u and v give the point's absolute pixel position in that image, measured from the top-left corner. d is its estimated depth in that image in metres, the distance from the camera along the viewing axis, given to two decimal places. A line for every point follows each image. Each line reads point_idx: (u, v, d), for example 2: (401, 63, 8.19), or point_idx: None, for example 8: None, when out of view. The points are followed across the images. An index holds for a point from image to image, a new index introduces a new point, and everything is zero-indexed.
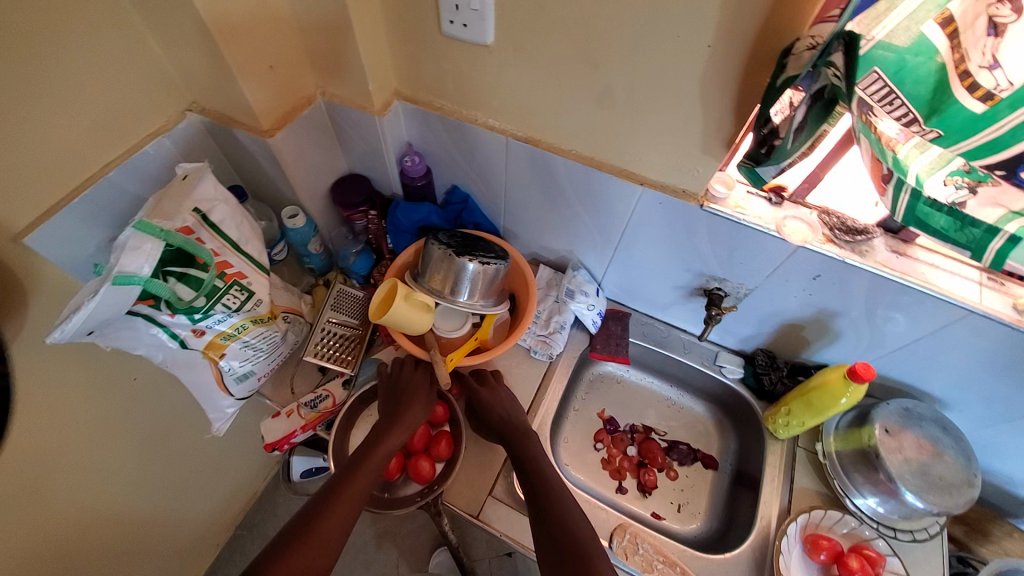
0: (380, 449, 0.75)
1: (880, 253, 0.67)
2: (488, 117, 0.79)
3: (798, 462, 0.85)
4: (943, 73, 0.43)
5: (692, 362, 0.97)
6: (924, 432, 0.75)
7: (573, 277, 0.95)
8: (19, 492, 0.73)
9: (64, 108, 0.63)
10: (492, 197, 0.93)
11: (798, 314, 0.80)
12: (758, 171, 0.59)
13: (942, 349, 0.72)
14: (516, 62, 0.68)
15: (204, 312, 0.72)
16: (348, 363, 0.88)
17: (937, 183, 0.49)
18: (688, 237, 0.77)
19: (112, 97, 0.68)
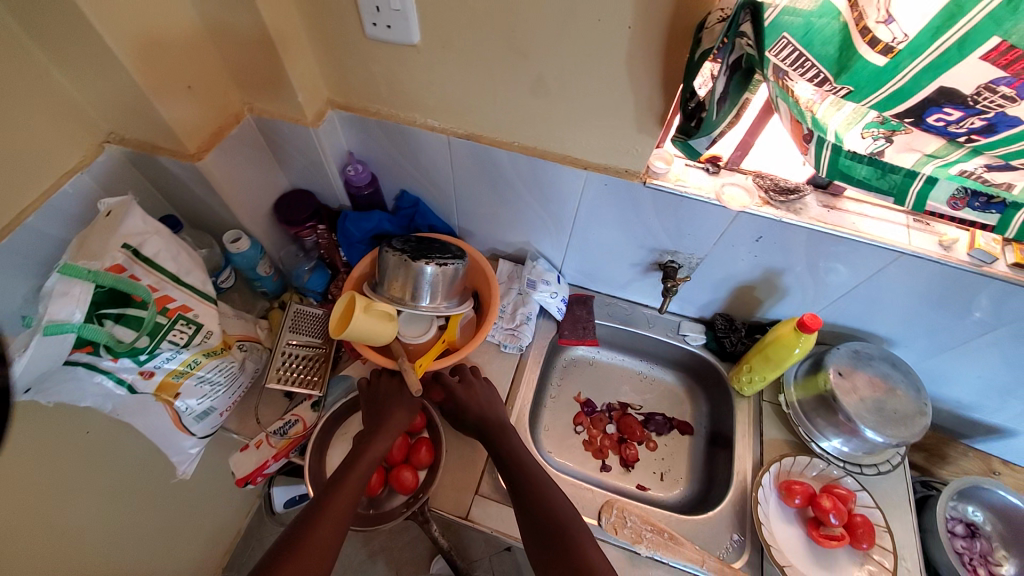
0: (365, 462, 0.73)
1: (814, 209, 0.71)
2: (427, 118, 0.78)
3: (765, 415, 0.89)
4: (846, 32, 0.44)
5: (658, 335, 1.00)
6: (874, 370, 0.81)
7: (533, 267, 0.95)
8: None
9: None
10: (442, 197, 0.92)
11: (747, 277, 0.84)
12: (691, 144, 0.61)
13: (879, 291, 0.78)
14: (446, 59, 0.67)
15: (150, 352, 0.68)
16: (314, 384, 0.86)
17: (855, 136, 0.54)
18: (637, 214, 0.79)
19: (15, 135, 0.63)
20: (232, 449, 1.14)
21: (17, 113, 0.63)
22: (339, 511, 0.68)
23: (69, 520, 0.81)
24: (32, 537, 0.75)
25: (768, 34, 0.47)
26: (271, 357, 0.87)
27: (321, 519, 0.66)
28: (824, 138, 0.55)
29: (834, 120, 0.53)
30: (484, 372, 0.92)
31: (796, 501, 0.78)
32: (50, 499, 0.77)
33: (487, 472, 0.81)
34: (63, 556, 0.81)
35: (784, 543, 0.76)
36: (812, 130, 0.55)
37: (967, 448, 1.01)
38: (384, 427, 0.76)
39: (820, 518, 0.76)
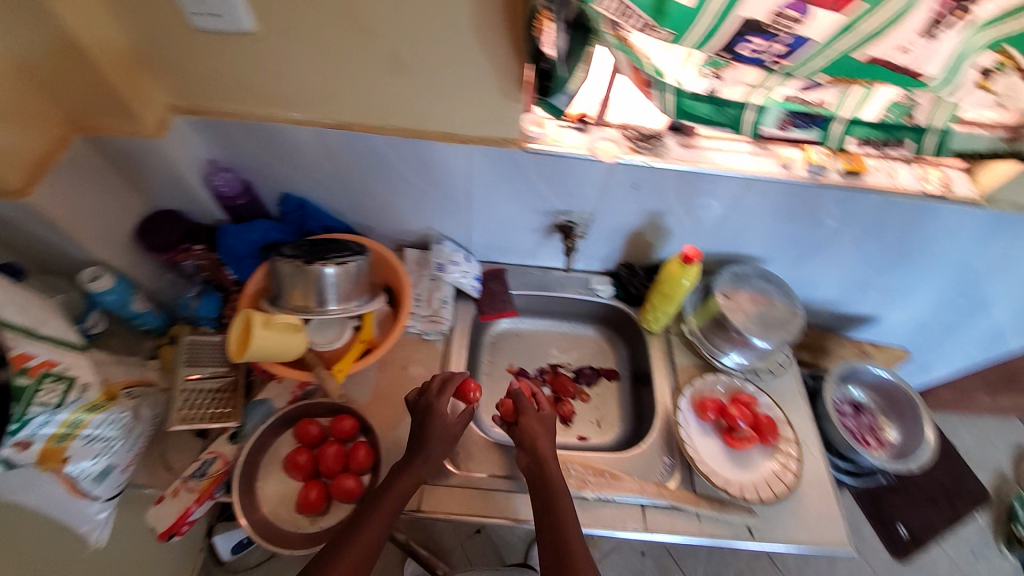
0: (391, 495, 0.70)
1: (675, 150, 0.78)
2: (289, 112, 0.74)
3: (676, 346, 0.97)
4: None
5: (572, 294, 1.04)
6: (753, 287, 0.92)
7: (439, 250, 0.95)
8: None
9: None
10: (329, 194, 0.88)
11: (635, 223, 0.90)
12: (554, 103, 0.65)
13: (745, 215, 0.87)
14: (291, 45, 0.64)
15: (17, 420, 0.60)
16: (229, 416, 0.81)
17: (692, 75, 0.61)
18: (524, 180, 0.82)
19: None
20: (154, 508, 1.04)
21: None
22: (357, 553, 0.65)
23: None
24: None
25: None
26: (171, 398, 0.80)
27: (339, 560, 0.64)
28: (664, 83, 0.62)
29: (668, 67, 0.60)
30: (409, 363, 0.91)
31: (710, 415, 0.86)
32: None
33: (430, 461, 0.81)
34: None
35: (707, 455, 0.84)
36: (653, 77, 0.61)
37: (843, 338, 1.18)
38: (418, 458, 0.72)
39: (731, 423, 0.85)
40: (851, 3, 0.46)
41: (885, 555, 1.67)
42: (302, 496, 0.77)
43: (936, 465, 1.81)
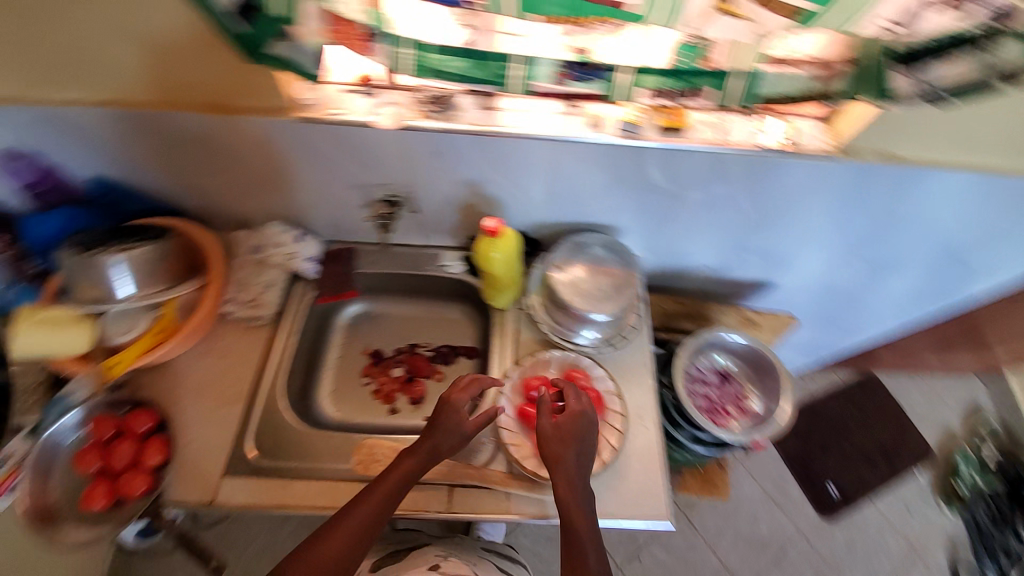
0: (394, 480, 0.69)
1: (470, 112, 0.71)
2: (62, 90, 0.72)
3: (520, 322, 0.91)
4: None
5: (423, 272, 0.99)
6: (588, 256, 0.87)
7: (264, 231, 0.91)
8: None
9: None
10: (132, 174, 0.84)
11: (460, 195, 0.84)
12: (303, 67, 0.59)
13: (571, 180, 0.80)
14: (14, 13, 0.61)
15: None
16: (24, 410, 0.77)
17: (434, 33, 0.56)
18: (322, 154, 0.77)
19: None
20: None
21: None
22: (343, 535, 0.64)
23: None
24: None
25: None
26: None
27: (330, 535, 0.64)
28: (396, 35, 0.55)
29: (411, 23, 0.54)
30: (231, 349, 0.87)
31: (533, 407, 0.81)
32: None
33: (233, 453, 0.79)
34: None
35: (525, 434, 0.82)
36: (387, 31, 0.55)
37: (728, 305, 1.13)
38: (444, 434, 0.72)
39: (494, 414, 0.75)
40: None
41: (807, 509, 1.61)
42: (89, 489, 0.76)
43: (873, 425, 1.78)
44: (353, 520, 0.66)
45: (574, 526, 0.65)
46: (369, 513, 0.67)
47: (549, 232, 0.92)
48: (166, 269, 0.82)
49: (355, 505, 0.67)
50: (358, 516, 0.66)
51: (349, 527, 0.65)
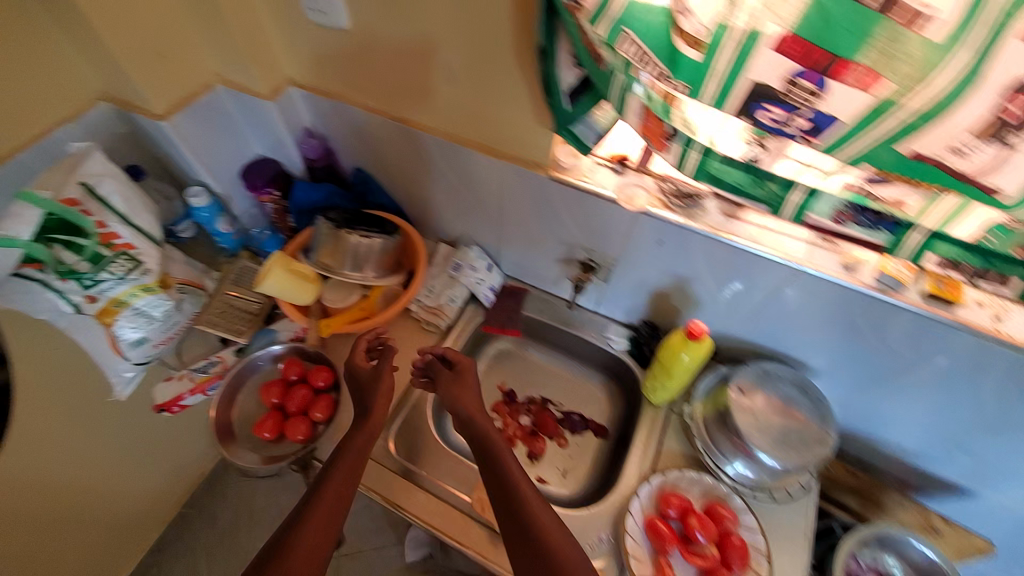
0: (352, 450, 0.72)
1: (713, 216, 0.71)
2: (365, 100, 0.85)
3: (670, 426, 0.87)
4: (668, 27, 0.45)
5: (584, 336, 0.99)
6: (777, 391, 0.81)
7: (465, 253, 0.99)
8: None
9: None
10: (386, 173, 0.99)
11: (659, 283, 0.83)
12: (581, 138, 0.64)
13: (787, 307, 0.77)
14: (371, 43, 0.75)
15: (92, 278, 0.78)
16: (240, 332, 0.92)
17: (728, 139, 0.56)
18: (550, 208, 0.82)
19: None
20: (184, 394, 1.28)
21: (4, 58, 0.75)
22: (325, 505, 0.65)
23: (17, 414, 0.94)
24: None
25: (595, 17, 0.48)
26: (210, 303, 0.94)
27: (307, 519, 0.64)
28: (693, 139, 0.57)
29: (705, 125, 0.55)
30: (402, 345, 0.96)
31: (666, 525, 0.74)
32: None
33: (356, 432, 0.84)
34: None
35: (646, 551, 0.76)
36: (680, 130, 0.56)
37: (907, 498, 0.95)
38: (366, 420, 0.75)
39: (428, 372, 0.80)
40: (844, 67, 0.39)
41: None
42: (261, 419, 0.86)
43: None
44: (323, 502, 0.66)
45: (520, 493, 0.65)
46: (333, 490, 0.67)
47: (734, 347, 0.88)
48: (385, 262, 0.92)
49: (321, 488, 0.67)
50: (323, 499, 0.66)
51: (324, 507, 0.65)
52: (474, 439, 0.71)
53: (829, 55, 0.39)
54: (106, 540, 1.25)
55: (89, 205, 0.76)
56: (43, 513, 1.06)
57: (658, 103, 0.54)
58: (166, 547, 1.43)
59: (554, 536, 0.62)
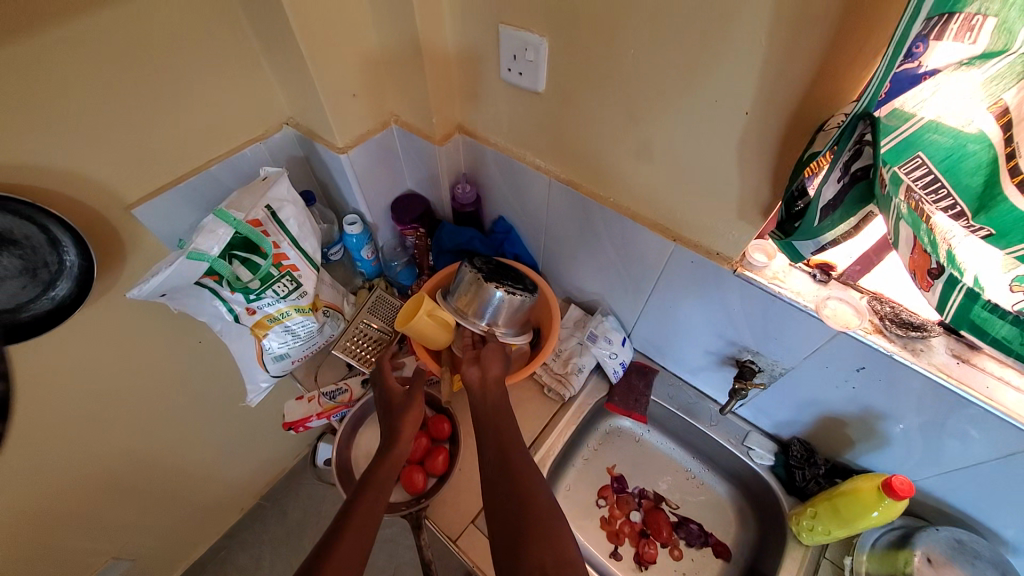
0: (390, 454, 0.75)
1: (940, 355, 0.60)
2: (536, 158, 0.84)
3: (821, 575, 0.74)
4: (995, 166, 0.37)
5: (717, 437, 0.89)
6: (976, 572, 0.65)
7: (600, 322, 0.94)
8: (91, 398, 0.89)
9: (141, 106, 0.73)
10: (532, 229, 0.97)
11: (839, 408, 0.72)
12: (796, 248, 0.58)
13: (1013, 483, 0.61)
14: (563, 109, 0.72)
15: (257, 294, 0.82)
16: (370, 364, 0.95)
17: (1000, 287, 0.42)
18: (719, 302, 0.74)
19: (195, 97, 0.79)
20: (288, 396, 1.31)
21: (227, 85, 0.82)
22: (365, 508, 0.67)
23: (157, 394, 1.01)
24: (102, 405, 0.92)
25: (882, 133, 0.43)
26: (347, 328, 0.99)
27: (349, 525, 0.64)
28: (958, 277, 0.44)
29: (974, 263, 0.42)
30: (521, 406, 0.93)
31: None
32: (136, 375, 0.94)
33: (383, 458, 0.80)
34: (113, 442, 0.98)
35: None
36: (943, 266, 0.44)
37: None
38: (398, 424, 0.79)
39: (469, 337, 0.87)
40: None
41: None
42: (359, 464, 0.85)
43: None
44: (359, 510, 0.67)
45: (517, 461, 0.67)
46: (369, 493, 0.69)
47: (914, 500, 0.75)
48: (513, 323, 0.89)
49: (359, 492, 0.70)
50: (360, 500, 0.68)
51: (366, 508, 0.67)
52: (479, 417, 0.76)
53: None
54: (197, 517, 1.32)
55: (269, 228, 0.80)
56: (154, 485, 1.13)
57: (918, 231, 0.44)
58: (236, 534, 1.45)
59: (546, 502, 0.62)
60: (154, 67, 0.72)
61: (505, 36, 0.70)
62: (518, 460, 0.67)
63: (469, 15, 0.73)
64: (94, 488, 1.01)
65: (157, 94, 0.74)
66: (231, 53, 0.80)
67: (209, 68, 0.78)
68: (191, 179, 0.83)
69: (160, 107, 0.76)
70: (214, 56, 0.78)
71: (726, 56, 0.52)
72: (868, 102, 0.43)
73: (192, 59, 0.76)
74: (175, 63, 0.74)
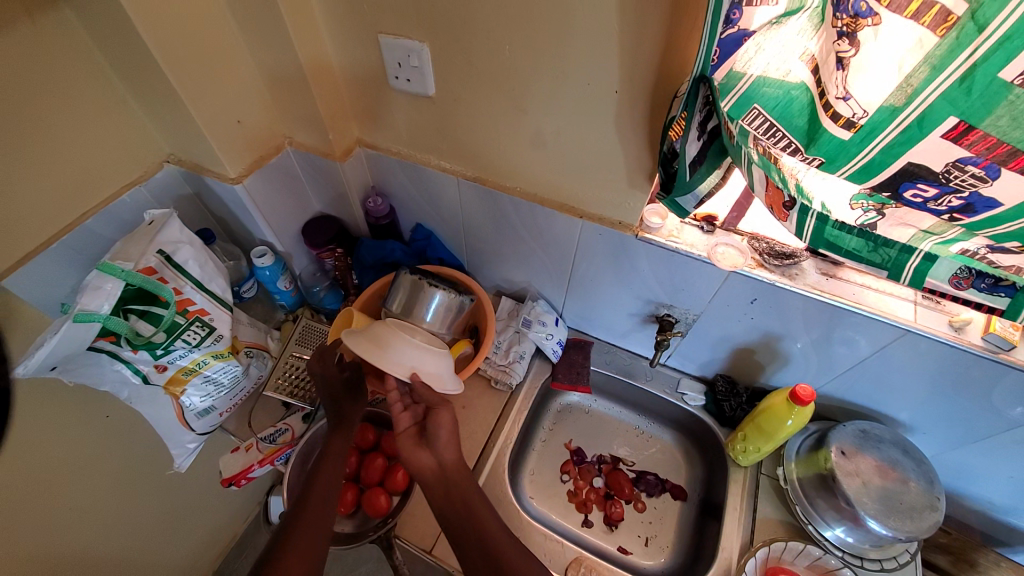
0: (330, 455, 0.75)
1: (811, 276, 0.70)
2: (441, 160, 0.85)
3: (762, 490, 0.84)
4: (814, 106, 0.46)
5: (655, 391, 0.96)
6: (882, 454, 0.76)
7: (532, 308, 0.97)
8: None
9: None
10: (450, 231, 0.98)
11: (746, 339, 0.82)
12: (679, 203, 0.64)
13: (886, 369, 0.74)
14: (456, 109, 0.75)
15: (165, 347, 0.76)
16: (307, 397, 0.90)
17: (844, 207, 0.52)
18: (632, 266, 0.81)
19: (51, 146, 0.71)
20: (224, 451, 1.21)
21: (89, 128, 0.74)
22: (310, 514, 0.67)
23: (64, 487, 0.88)
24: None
25: (721, 92, 0.50)
26: (275, 364, 0.94)
27: (295, 530, 0.65)
28: (809, 205, 0.54)
29: (820, 191, 0.52)
30: (472, 404, 0.94)
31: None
32: (31, 470, 0.82)
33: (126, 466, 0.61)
34: (19, 557, 0.84)
35: None
36: (796, 197, 0.53)
37: (997, 553, 0.86)
38: (342, 426, 0.78)
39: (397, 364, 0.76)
40: (1004, 150, 0.39)
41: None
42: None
43: None
44: (305, 517, 0.66)
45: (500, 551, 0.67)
46: (319, 492, 0.70)
47: (821, 404, 0.87)
48: (447, 375, 0.73)
49: (308, 493, 0.69)
50: (311, 499, 0.68)
51: (313, 515, 0.67)
52: (443, 510, 0.71)
53: (1000, 142, 0.39)
54: None
55: (168, 275, 0.74)
56: None
57: (770, 171, 0.53)
58: None
59: None
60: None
61: (387, 46, 0.71)
62: (501, 546, 0.68)
63: (347, 28, 0.73)
64: None
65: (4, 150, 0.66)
66: (87, 94, 0.72)
67: (63, 114, 0.71)
68: (64, 236, 0.75)
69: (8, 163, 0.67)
70: (67, 99, 0.70)
71: (590, 42, 0.57)
72: (704, 68, 0.49)
73: (41, 106, 0.68)
74: (20, 112, 0.66)
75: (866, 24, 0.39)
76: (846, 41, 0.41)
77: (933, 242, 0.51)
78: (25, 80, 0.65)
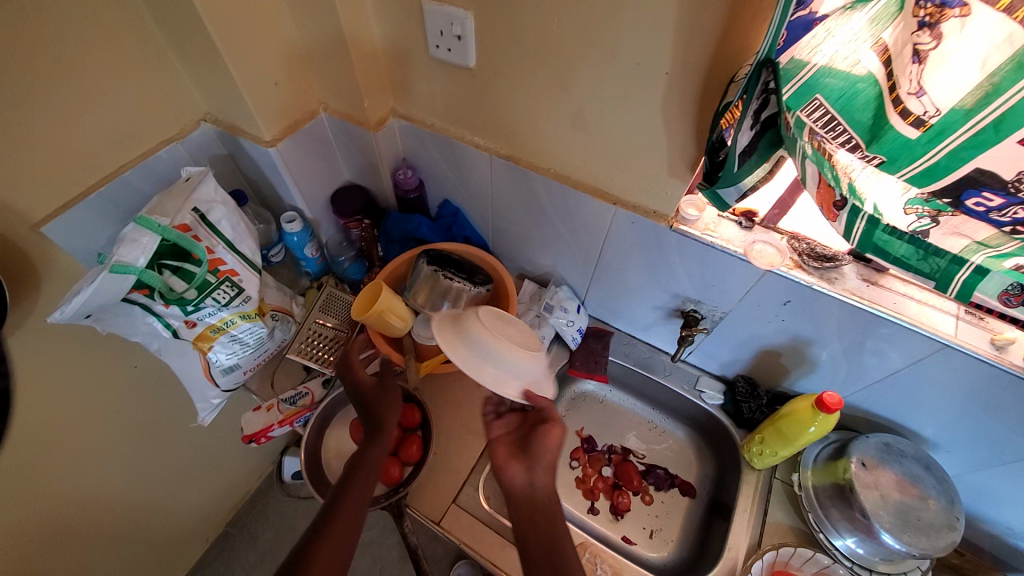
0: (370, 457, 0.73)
1: (850, 282, 0.67)
2: (475, 136, 0.84)
3: (774, 494, 0.83)
4: (881, 100, 0.43)
5: (673, 386, 0.95)
6: (903, 469, 0.75)
7: (555, 293, 0.96)
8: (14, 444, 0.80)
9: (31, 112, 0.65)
10: (478, 209, 0.97)
11: (773, 341, 0.80)
12: (721, 195, 0.62)
13: (919, 384, 0.71)
14: (495, 83, 0.73)
15: (196, 304, 0.77)
16: (329, 362, 0.92)
17: (897, 211, 0.49)
18: (662, 258, 0.79)
19: (94, 96, 0.71)
20: (243, 408, 1.25)
21: (130, 81, 0.75)
22: (347, 512, 0.64)
23: (93, 429, 0.92)
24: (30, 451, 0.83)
25: (783, 79, 0.47)
26: (298, 331, 0.95)
27: (332, 523, 0.62)
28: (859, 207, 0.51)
29: (873, 193, 0.49)
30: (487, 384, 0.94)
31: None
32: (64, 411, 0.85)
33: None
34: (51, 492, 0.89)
35: None
36: (847, 198, 0.50)
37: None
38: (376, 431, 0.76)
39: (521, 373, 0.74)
40: None
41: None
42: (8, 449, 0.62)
43: None
44: (343, 510, 0.64)
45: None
46: (359, 487, 0.68)
47: (845, 414, 0.85)
48: (551, 386, 0.73)
49: (344, 490, 0.67)
50: (346, 497, 0.66)
51: (352, 511, 0.65)
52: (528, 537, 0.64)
53: None
54: (156, 557, 1.23)
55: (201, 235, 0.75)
56: (102, 530, 1.04)
57: (823, 168, 0.50)
58: (203, 566, 1.36)
59: None
60: (42, 67, 0.64)
61: (430, 12, 0.69)
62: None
63: None
64: (32, 544, 0.91)
65: (49, 97, 0.66)
66: (131, 46, 0.73)
67: (107, 65, 0.71)
68: (102, 188, 0.76)
69: (53, 111, 0.67)
70: (111, 49, 0.70)
71: (643, 19, 0.54)
72: (768, 51, 0.47)
73: (85, 55, 0.68)
74: (66, 60, 0.66)
75: (952, 15, 0.37)
76: (926, 32, 0.39)
77: (988, 256, 0.48)
78: (72, 28, 0.65)
